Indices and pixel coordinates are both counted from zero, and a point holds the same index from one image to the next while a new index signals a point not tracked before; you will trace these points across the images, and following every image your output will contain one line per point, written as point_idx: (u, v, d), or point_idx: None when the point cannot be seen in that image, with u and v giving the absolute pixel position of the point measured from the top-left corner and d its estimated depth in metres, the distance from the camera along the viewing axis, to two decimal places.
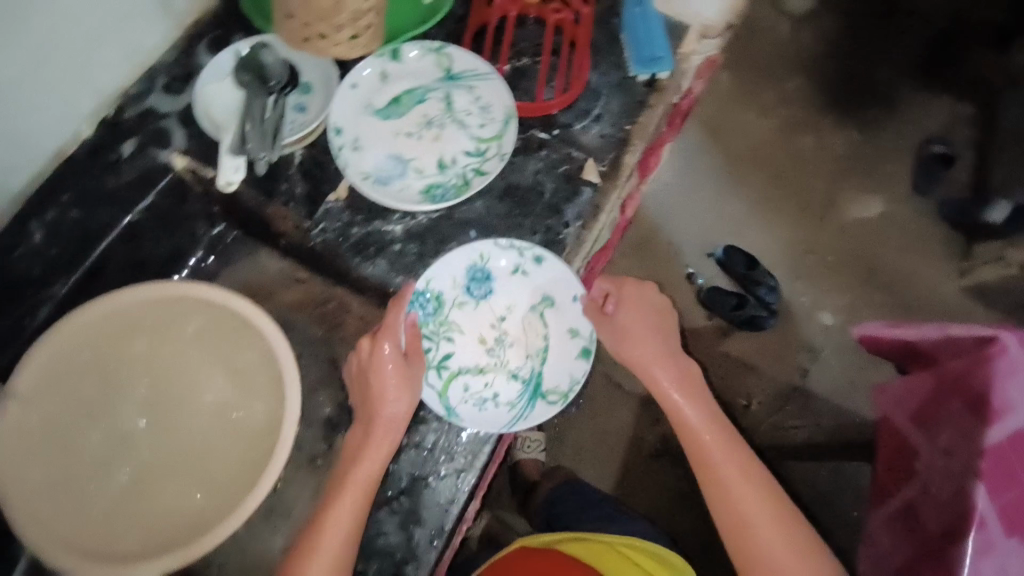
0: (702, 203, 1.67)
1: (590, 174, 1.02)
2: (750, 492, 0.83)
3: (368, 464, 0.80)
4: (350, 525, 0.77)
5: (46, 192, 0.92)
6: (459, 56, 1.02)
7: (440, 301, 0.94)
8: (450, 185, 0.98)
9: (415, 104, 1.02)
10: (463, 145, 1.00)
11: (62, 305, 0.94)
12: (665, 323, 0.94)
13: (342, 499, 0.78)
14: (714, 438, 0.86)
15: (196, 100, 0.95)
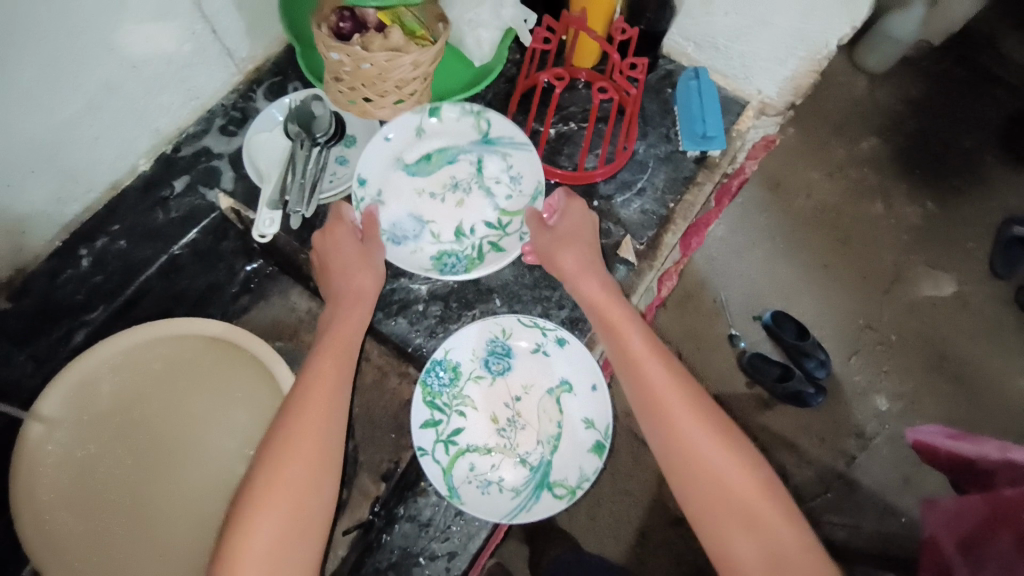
0: (754, 263, 1.54)
1: (626, 251, 0.99)
2: (734, 476, 0.68)
3: (299, 465, 0.67)
4: (275, 546, 0.63)
5: (96, 222, 0.94)
6: (499, 122, 0.95)
7: (456, 372, 0.88)
8: (463, 256, 0.93)
9: (445, 164, 0.96)
10: (485, 216, 0.95)
11: (96, 331, 0.97)
12: (596, 249, 0.87)
13: (260, 515, 0.64)
14: (682, 412, 0.72)
15: (244, 149, 0.97)
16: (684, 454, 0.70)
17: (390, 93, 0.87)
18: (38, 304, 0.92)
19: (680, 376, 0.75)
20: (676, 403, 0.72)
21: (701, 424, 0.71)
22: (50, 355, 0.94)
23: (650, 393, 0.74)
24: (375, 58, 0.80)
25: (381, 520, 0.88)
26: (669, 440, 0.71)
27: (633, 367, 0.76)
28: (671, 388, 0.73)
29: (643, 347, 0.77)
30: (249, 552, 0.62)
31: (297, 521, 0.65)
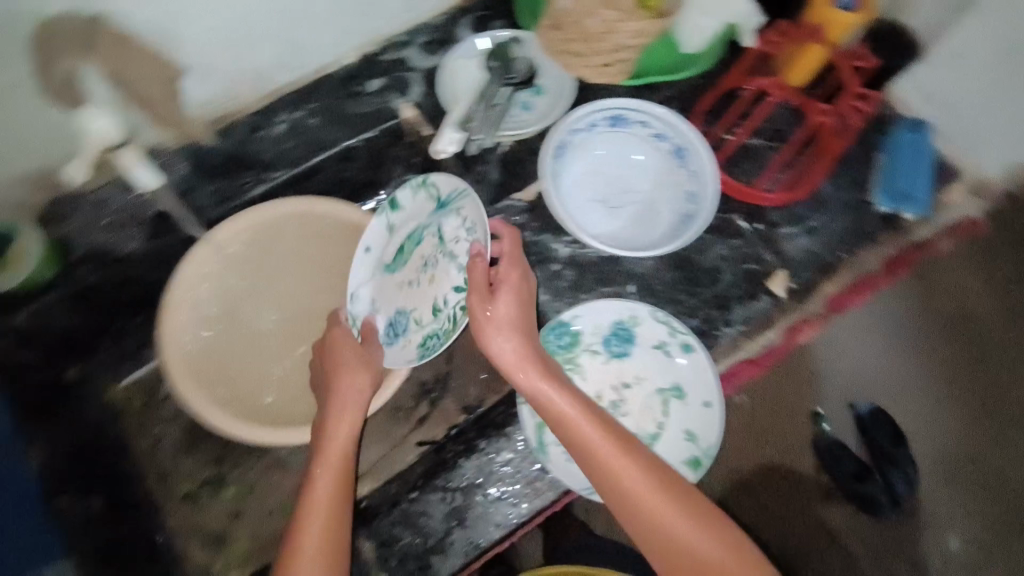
0: None
1: (776, 285, 0.96)
2: (699, 541, 0.62)
3: (344, 425, 0.77)
4: (339, 501, 0.72)
5: (294, 98, 0.96)
6: (443, 180, 0.84)
7: (576, 339, 0.90)
8: (443, 332, 0.85)
9: (415, 248, 0.87)
10: (456, 283, 0.84)
11: (273, 189, 0.99)
12: (528, 317, 0.77)
13: (321, 486, 0.72)
14: (574, 450, 0.69)
15: (444, 70, 0.99)
16: (645, 533, 0.64)
17: (599, 56, 0.89)
18: (229, 150, 0.94)
19: (624, 443, 0.68)
20: (632, 482, 0.65)
21: (657, 498, 0.64)
22: (235, 197, 0.98)
23: (604, 477, 0.67)
24: (607, 15, 0.85)
25: (461, 448, 0.94)
26: (626, 516, 0.65)
27: (586, 449, 0.68)
28: (624, 465, 0.66)
29: (565, 411, 0.71)
30: (309, 527, 0.69)
31: (350, 474, 0.74)
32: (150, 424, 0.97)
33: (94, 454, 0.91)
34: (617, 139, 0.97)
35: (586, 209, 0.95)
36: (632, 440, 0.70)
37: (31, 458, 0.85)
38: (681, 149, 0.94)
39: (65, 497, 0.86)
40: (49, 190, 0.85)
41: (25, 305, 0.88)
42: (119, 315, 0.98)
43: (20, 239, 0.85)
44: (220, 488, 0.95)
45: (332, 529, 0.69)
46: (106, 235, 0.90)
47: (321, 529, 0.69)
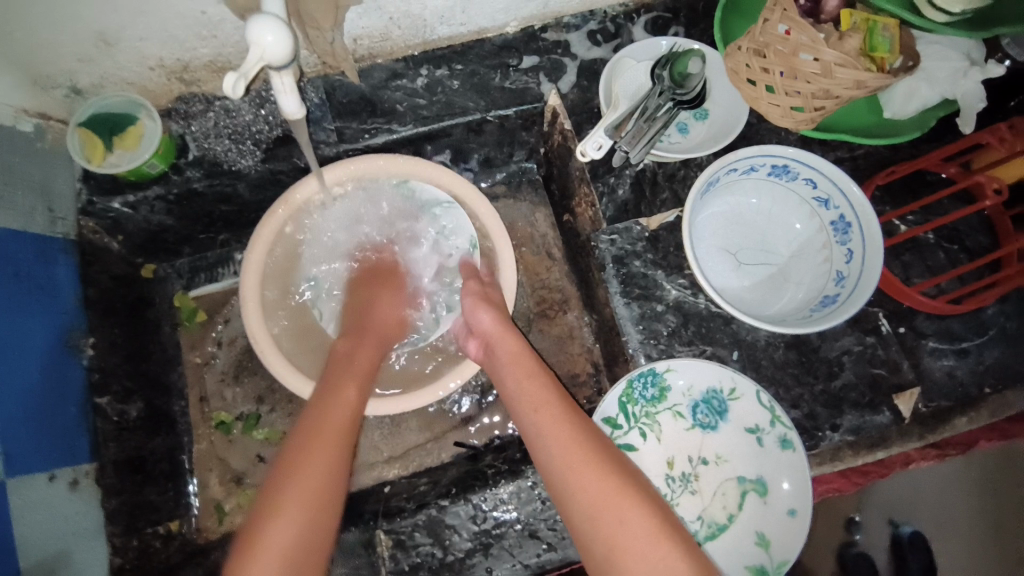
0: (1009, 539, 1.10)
1: (904, 401, 0.84)
2: (637, 520, 0.61)
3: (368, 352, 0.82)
4: (357, 406, 0.73)
5: (445, 54, 0.92)
6: (422, 189, 0.92)
7: (663, 394, 0.81)
8: (417, 323, 0.95)
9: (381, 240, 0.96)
10: (430, 279, 0.96)
11: (389, 142, 0.92)
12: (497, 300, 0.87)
13: (348, 388, 0.74)
14: (540, 426, 0.72)
15: (607, 67, 0.90)
16: (591, 507, 0.63)
17: (798, 96, 0.76)
18: (364, 92, 0.90)
19: (581, 424, 0.71)
20: (577, 457, 0.67)
21: (599, 474, 0.65)
22: (352, 140, 0.90)
23: (552, 450, 0.69)
24: (824, 55, 0.70)
25: (505, 467, 0.85)
26: (565, 491, 0.66)
27: (540, 424, 0.72)
28: (571, 443, 0.69)
29: (541, 391, 0.75)
30: (325, 422, 0.69)
31: (362, 392, 0.76)
32: (207, 345, 1.00)
33: (145, 361, 0.90)
34: (775, 190, 0.87)
35: (713, 258, 0.87)
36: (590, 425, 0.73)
37: (85, 355, 0.81)
38: (846, 224, 0.83)
39: (107, 398, 0.82)
40: (180, 84, 0.83)
41: (128, 190, 0.83)
42: (210, 225, 0.96)
43: (141, 121, 0.82)
44: (254, 427, 0.97)
45: (343, 433, 0.70)
46: (224, 146, 0.86)
47: (337, 432, 0.69)
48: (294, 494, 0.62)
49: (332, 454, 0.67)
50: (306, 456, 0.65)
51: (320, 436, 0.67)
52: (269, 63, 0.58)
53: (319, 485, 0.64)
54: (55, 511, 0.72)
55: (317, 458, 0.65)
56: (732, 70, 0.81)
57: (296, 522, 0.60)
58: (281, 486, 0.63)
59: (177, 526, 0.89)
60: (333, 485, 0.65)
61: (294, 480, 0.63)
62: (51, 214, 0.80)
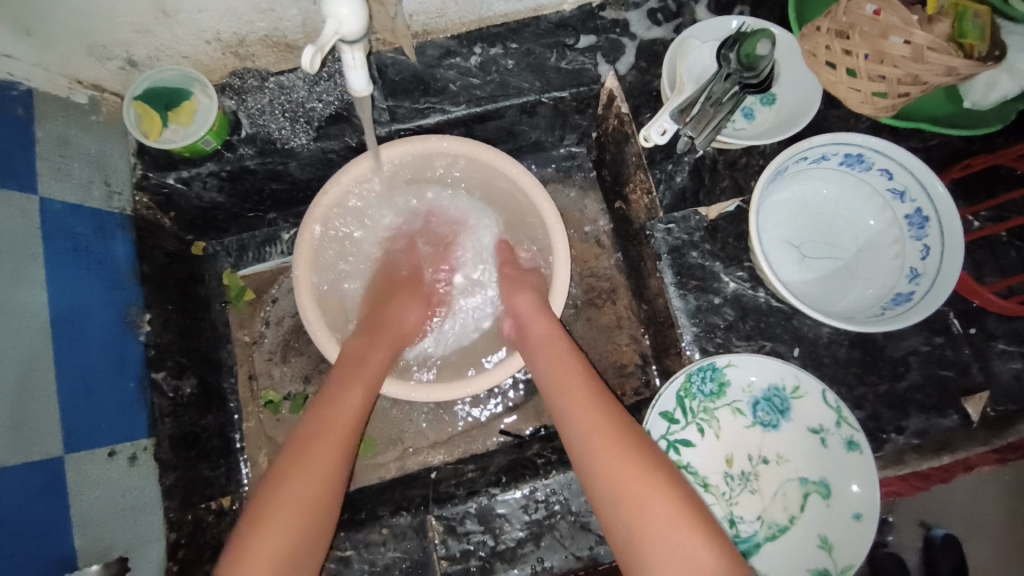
0: None
1: (971, 404, 0.81)
2: (649, 489, 0.61)
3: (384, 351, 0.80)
4: (355, 413, 0.71)
5: (500, 33, 0.89)
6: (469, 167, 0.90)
7: (722, 389, 0.79)
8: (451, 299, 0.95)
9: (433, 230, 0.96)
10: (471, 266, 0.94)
11: (445, 123, 0.90)
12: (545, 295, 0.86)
13: (349, 393, 0.72)
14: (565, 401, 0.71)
15: (670, 49, 0.86)
16: (612, 488, 0.62)
17: (883, 81, 0.72)
18: (417, 70, 0.88)
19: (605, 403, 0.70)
20: (605, 432, 0.66)
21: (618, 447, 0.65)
22: (404, 119, 0.88)
23: (578, 434, 0.68)
24: (916, 37, 0.67)
25: (555, 457, 0.83)
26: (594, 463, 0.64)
27: (569, 406, 0.70)
28: (598, 424, 0.67)
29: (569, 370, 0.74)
30: (336, 420, 0.70)
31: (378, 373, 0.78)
32: (255, 324, 0.99)
33: (196, 338, 0.91)
34: (847, 181, 0.84)
35: (776, 250, 0.84)
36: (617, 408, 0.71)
37: (142, 331, 0.82)
38: (922, 218, 0.79)
39: (163, 373, 0.83)
40: (235, 59, 0.82)
41: (182, 166, 0.83)
42: (258, 204, 0.95)
43: (195, 97, 0.81)
44: (301, 407, 0.97)
45: (337, 444, 0.68)
46: (278, 123, 0.84)
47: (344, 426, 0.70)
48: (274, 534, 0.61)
49: (324, 479, 0.66)
50: (285, 486, 0.64)
51: (305, 458, 0.66)
52: (344, 39, 0.57)
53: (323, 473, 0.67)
54: (113, 486, 0.73)
55: (297, 493, 0.63)
56: (809, 52, 0.77)
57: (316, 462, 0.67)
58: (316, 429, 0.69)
59: (229, 502, 0.90)
60: (317, 517, 0.64)
61: (269, 519, 0.62)
62: (109, 189, 0.80)
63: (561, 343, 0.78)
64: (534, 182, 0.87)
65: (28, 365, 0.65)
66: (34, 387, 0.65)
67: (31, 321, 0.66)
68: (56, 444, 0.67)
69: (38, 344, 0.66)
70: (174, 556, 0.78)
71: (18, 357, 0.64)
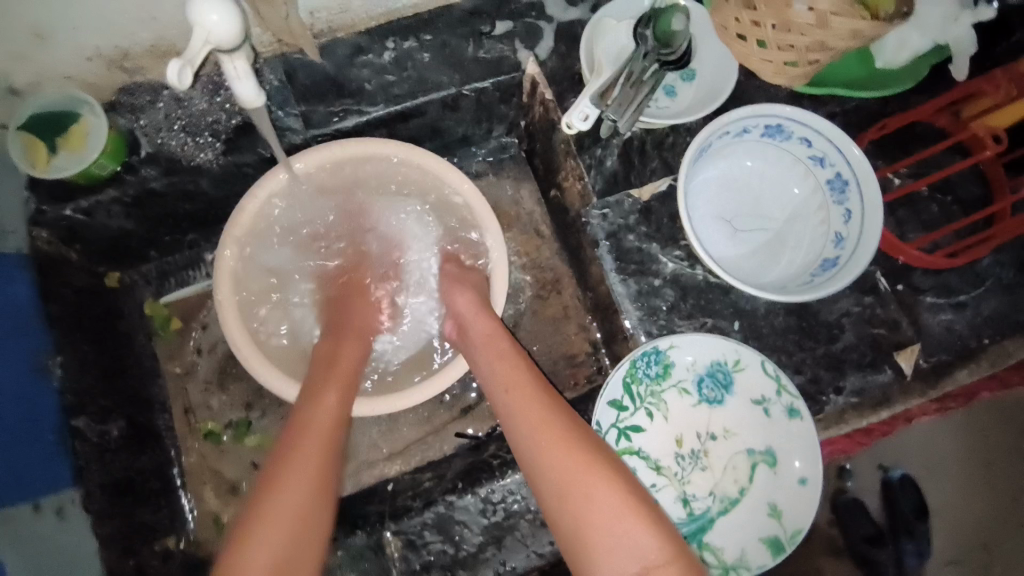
0: None
1: (904, 358, 0.84)
2: (603, 484, 0.59)
3: (353, 349, 0.78)
4: (338, 412, 0.69)
5: (411, 25, 0.85)
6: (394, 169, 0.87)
7: (666, 371, 0.79)
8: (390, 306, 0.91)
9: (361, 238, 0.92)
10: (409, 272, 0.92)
11: (364, 125, 0.86)
12: (483, 293, 0.83)
13: (327, 394, 0.69)
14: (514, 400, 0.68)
15: (587, 30, 0.84)
16: (564, 486, 0.60)
17: (792, 50, 0.72)
18: (328, 72, 0.83)
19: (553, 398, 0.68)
20: (555, 428, 0.64)
21: (571, 444, 0.62)
22: (320, 124, 0.84)
23: (522, 431, 0.65)
24: (820, 3, 0.66)
25: (510, 456, 0.82)
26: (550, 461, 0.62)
27: (512, 404, 0.68)
28: (543, 419, 0.65)
29: (511, 368, 0.71)
30: (308, 431, 0.66)
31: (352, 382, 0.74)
32: (186, 354, 0.95)
33: (121, 376, 0.85)
34: (770, 152, 0.84)
35: (708, 226, 0.84)
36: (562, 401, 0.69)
37: (55, 376, 0.76)
38: (843, 182, 0.80)
39: (84, 420, 0.78)
40: (124, 75, 0.76)
41: (79, 197, 0.77)
42: (174, 226, 0.90)
43: (83, 118, 0.74)
44: (245, 434, 0.94)
45: (324, 443, 0.65)
46: (179, 139, 0.79)
47: (320, 437, 0.65)
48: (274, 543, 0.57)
49: (314, 482, 0.62)
50: (279, 492, 0.60)
51: (292, 464, 0.62)
52: (219, 48, 0.52)
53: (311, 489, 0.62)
54: (40, 544, 0.68)
55: (291, 500, 0.60)
56: (720, 25, 0.76)
57: (305, 477, 0.62)
58: (296, 443, 0.64)
59: (174, 543, 0.85)
60: (313, 523, 0.60)
61: (262, 535, 0.57)
62: (2, 229, 0.73)
63: (503, 340, 0.75)
64: (462, 178, 0.85)
65: None
66: None
67: None
68: None
69: None
70: None
71: None
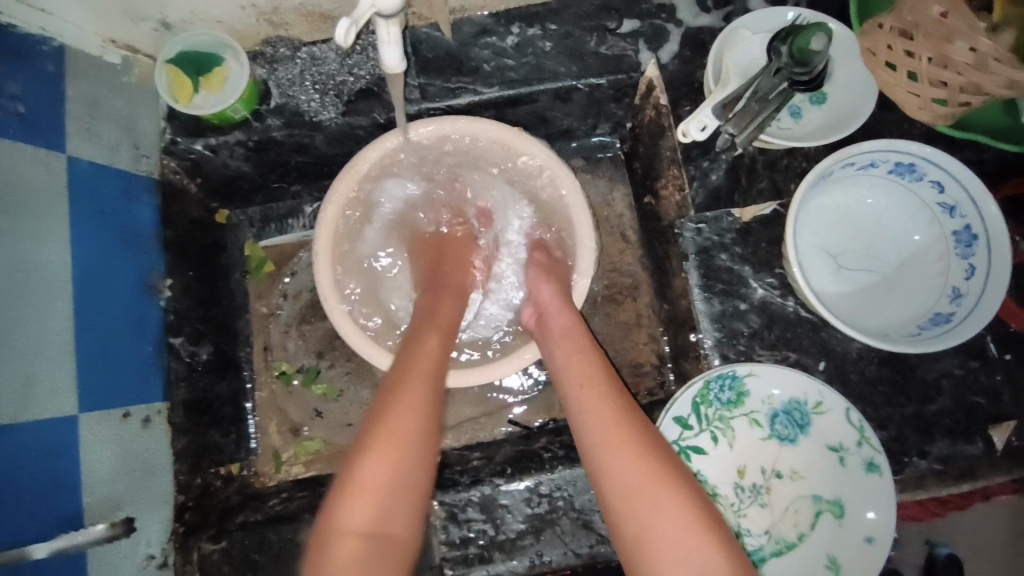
0: None
1: (1000, 434, 0.78)
2: (669, 494, 0.59)
3: (454, 302, 0.80)
4: (439, 356, 0.71)
5: (539, 13, 0.86)
6: (497, 152, 0.88)
7: (741, 399, 0.76)
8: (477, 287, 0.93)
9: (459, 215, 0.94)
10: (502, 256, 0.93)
11: (476, 104, 0.87)
12: (565, 286, 0.83)
13: (429, 339, 0.72)
14: (586, 396, 0.68)
15: (718, 38, 0.81)
16: (630, 489, 0.60)
17: (944, 87, 0.68)
18: (451, 49, 0.85)
19: (626, 402, 0.68)
20: (625, 430, 0.64)
21: (639, 449, 0.62)
22: (434, 98, 0.85)
23: (592, 429, 0.65)
24: (984, 45, 0.62)
25: (562, 452, 0.82)
26: (616, 461, 0.62)
27: (584, 401, 0.68)
28: (616, 423, 0.65)
29: (585, 365, 0.72)
30: (416, 367, 0.68)
31: (450, 333, 0.75)
32: (272, 296, 0.99)
33: (216, 307, 0.91)
34: (892, 192, 0.80)
35: (810, 258, 0.80)
36: (635, 407, 0.69)
37: (161, 297, 0.83)
38: (970, 236, 0.75)
39: (180, 339, 0.84)
40: (268, 27, 0.80)
41: (210, 133, 0.82)
42: (284, 175, 0.94)
43: (226, 63, 0.80)
44: (314, 381, 0.97)
45: (429, 380, 0.66)
46: (307, 95, 0.83)
47: (427, 375, 0.67)
48: (383, 460, 0.58)
49: (420, 414, 0.63)
50: (388, 416, 0.62)
51: (405, 396, 0.64)
52: (380, 12, 0.55)
53: (422, 420, 0.63)
54: (126, 446, 0.75)
55: (403, 424, 0.61)
56: (869, 48, 0.73)
57: (417, 407, 0.63)
58: (405, 375, 0.66)
59: (236, 469, 0.90)
60: (424, 450, 0.61)
61: (376, 453, 0.59)
62: (136, 152, 0.80)
63: (582, 336, 0.76)
64: (563, 171, 0.85)
65: (44, 325, 0.65)
66: (54, 347, 0.66)
67: (50, 280, 0.67)
68: (72, 403, 0.68)
69: (57, 301, 0.67)
70: (181, 518, 0.80)
71: (36, 318, 0.65)
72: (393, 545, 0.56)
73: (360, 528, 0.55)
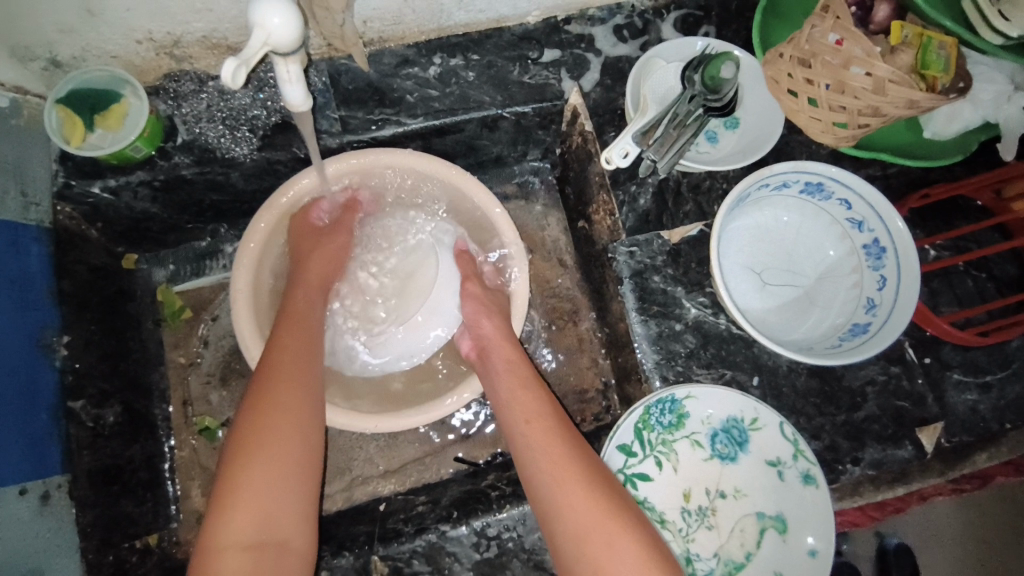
0: None
1: (927, 435, 0.81)
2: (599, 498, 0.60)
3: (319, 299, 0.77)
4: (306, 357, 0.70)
5: (461, 43, 0.86)
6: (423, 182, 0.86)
7: (681, 421, 0.76)
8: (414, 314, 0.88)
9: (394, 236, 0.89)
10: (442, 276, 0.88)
11: (401, 135, 0.85)
12: (504, 312, 0.82)
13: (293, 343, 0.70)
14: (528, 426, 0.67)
15: (635, 66, 0.83)
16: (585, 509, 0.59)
17: (843, 111, 0.72)
18: (372, 80, 0.83)
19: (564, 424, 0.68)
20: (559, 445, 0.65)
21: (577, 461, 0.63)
22: (357, 130, 0.83)
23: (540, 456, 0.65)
24: (879, 70, 0.66)
25: (509, 489, 0.79)
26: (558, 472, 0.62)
27: (531, 438, 0.66)
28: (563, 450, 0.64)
29: (534, 400, 0.70)
30: (282, 375, 0.67)
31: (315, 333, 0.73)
32: (192, 344, 0.93)
33: (125, 362, 0.84)
34: (807, 208, 0.83)
35: (736, 276, 0.82)
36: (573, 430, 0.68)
37: (58, 355, 0.75)
38: (880, 248, 0.78)
39: (81, 402, 0.76)
40: (170, 61, 0.76)
41: (109, 175, 0.76)
42: (198, 214, 0.89)
43: (125, 99, 0.74)
44: None
45: (297, 384, 0.66)
46: (217, 131, 0.78)
47: (292, 380, 0.66)
48: (251, 476, 0.59)
49: (291, 420, 0.64)
50: (259, 430, 0.62)
51: (275, 402, 0.64)
52: (276, 49, 0.54)
53: (285, 434, 0.63)
54: (24, 530, 0.66)
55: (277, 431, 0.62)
56: (771, 78, 0.76)
57: (281, 416, 0.63)
58: (273, 386, 0.65)
59: (154, 540, 0.82)
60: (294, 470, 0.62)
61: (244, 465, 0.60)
62: (24, 200, 0.73)
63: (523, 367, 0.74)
64: (493, 201, 0.84)
65: None
66: None
67: None
68: None
69: None
70: None
71: None
72: (283, 549, 0.59)
73: (245, 542, 0.57)
